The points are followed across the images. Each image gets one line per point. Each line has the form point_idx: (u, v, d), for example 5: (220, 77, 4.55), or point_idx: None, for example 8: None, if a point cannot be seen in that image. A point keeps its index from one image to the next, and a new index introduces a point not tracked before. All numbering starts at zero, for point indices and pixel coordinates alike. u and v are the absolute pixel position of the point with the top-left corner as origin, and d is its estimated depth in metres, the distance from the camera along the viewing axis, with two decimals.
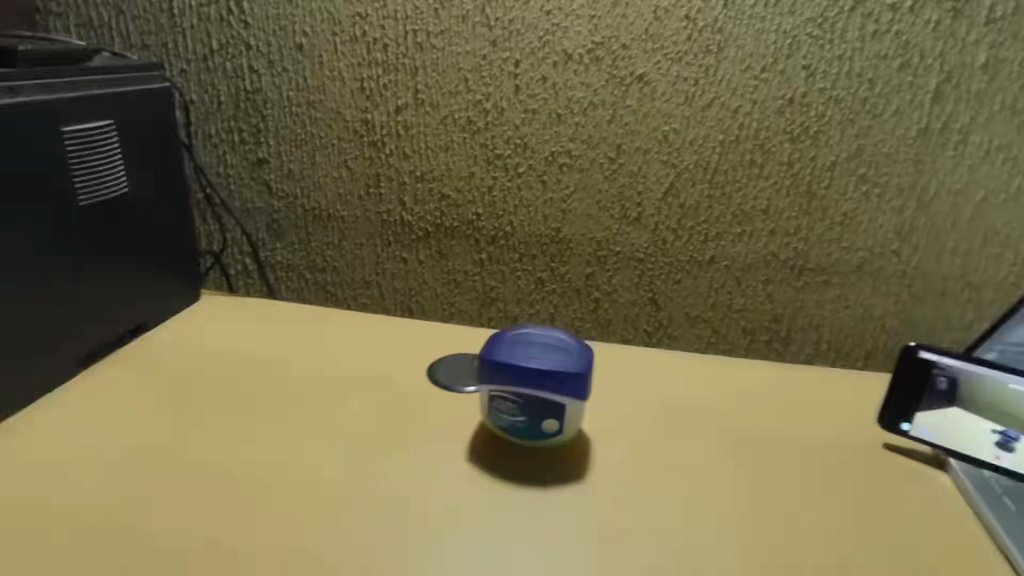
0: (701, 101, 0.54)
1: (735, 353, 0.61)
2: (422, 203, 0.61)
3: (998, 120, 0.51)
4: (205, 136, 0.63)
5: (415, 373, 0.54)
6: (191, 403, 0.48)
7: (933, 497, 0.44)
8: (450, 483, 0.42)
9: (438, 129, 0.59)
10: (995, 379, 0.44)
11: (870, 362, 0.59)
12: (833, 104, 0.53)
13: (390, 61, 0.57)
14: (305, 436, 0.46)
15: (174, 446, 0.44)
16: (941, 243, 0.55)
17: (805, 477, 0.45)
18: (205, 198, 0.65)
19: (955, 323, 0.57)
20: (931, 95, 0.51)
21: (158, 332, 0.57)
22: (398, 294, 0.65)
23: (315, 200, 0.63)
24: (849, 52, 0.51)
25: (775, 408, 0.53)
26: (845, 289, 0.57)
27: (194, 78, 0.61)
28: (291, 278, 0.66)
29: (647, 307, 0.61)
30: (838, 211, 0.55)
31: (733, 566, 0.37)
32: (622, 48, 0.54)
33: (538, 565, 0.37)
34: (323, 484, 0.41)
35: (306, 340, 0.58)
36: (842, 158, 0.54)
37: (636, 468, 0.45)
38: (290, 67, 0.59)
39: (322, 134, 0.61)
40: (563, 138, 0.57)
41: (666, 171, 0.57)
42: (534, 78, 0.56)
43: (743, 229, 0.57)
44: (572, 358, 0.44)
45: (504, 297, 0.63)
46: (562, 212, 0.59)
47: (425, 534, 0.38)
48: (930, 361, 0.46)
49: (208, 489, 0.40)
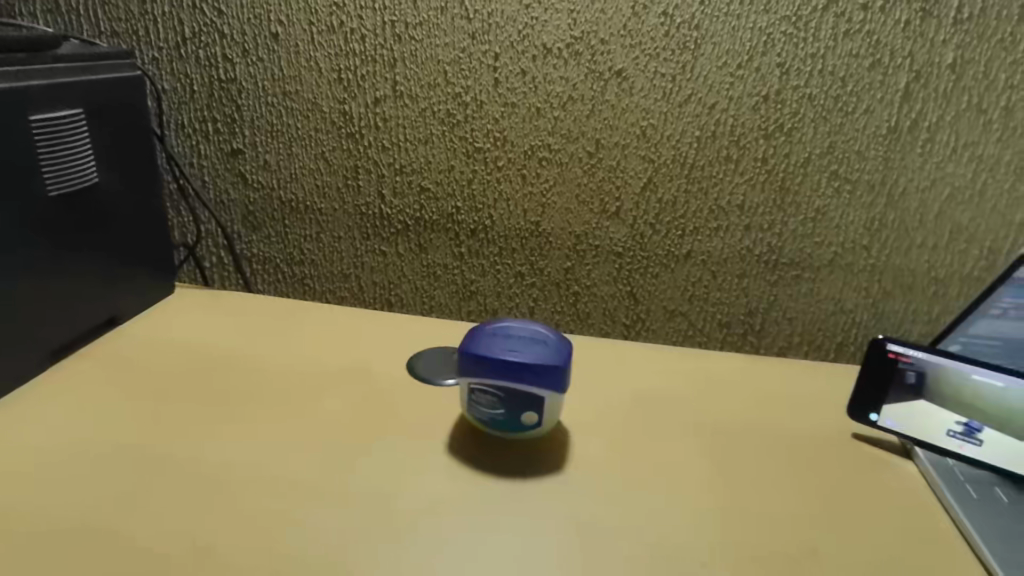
0: (679, 97, 0.55)
1: (710, 345, 0.63)
2: (402, 196, 0.62)
3: (964, 119, 0.52)
4: (177, 126, 0.63)
5: (396, 367, 0.55)
6: (172, 398, 0.50)
7: (898, 483, 0.46)
8: (429, 475, 0.44)
9: (417, 121, 0.59)
10: (959, 372, 0.45)
11: (841, 355, 0.61)
12: (806, 102, 0.54)
13: (368, 52, 0.58)
14: (286, 430, 0.47)
15: (159, 444, 0.45)
16: (909, 238, 0.56)
17: (772, 465, 0.47)
18: (178, 189, 0.65)
19: (923, 316, 0.58)
20: (901, 94, 0.52)
21: (130, 325, 0.58)
22: (377, 287, 0.66)
23: (292, 190, 0.64)
24: (822, 50, 0.52)
25: (746, 399, 0.54)
26: (817, 284, 0.58)
27: (166, 66, 0.61)
28: (266, 270, 0.67)
29: (625, 301, 0.62)
30: (810, 207, 0.56)
31: (697, 551, 0.39)
32: (600, 43, 0.55)
33: (511, 554, 0.38)
34: (306, 478, 0.43)
35: (288, 335, 0.59)
36: (815, 155, 0.55)
37: (611, 458, 0.46)
38: (265, 56, 0.60)
39: (299, 125, 0.61)
40: (542, 132, 0.58)
41: (644, 166, 0.57)
42: (512, 71, 0.57)
43: (718, 224, 0.58)
44: (550, 351, 0.45)
45: (484, 290, 0.64)
46: (541, 206, 0.60)
47: (406, 524, 0.39)
48: (896, 353, 0.47)
49: (192, 487, 0.42)
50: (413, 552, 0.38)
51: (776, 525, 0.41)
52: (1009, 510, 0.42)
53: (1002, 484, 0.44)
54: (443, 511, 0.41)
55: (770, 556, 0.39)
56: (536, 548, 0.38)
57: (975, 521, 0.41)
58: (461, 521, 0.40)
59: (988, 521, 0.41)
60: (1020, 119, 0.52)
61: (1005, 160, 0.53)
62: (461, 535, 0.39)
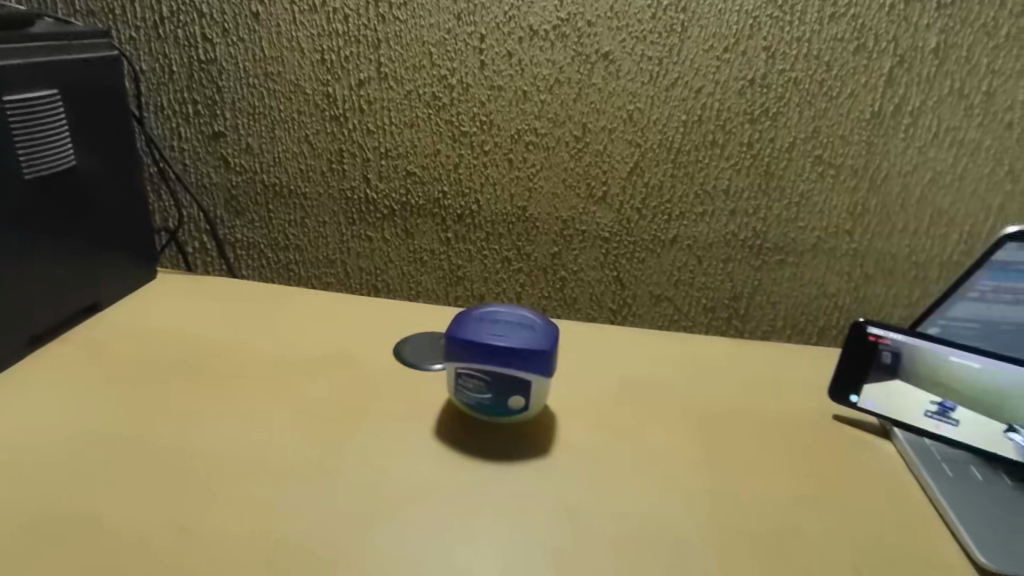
0: (665, 80, 0.55)
1: (695, 330, 0.63)
2: (387, 180, 0.61)
3: (946, 103, 0.53)
4: (156, 108, 0.62)
5: (382, 352, 0.55)
6: (156, 384, 0.49)
7: (877, 463, 0.46)
8: (416, 459, 0.44)
9: (402, 104, 0.59)
10: (937, 354, 0.46)
11: (823, 338, 0.62)
12: (792, 86, 0.54)
13: (351, 32, 0.57)
14: (271, 415, 0.47)
15: (143, 430, 0.45)
16: (891, 222, 0.57)
17: (753, 446, 0.48)
18: (157, 172, 0.64)
19: (903, 299, 0.59)
20: (885, 78, 0.53)
21: (112, 310, 0.57)
22: (363, 273, 0.65)
23: (275, 174, 0.63)
24: (808, 34, 0.52)
25: (729, 381, 0.55)
26: (800, 268, 0.59)
27: (144, 46, 0.60)
28: (250, 255, 0.66)
29: (612, 286, 0.62)
30: (795, 191, 0.57)
31: (681, 530, 0.40)
32: (587, 25, 0.54)
33: (497, 535, 0.38)
34: (291, 463, 0.43)
35: (273, 320, 0.58)
36: (800, 139, 0.55)
37: (598, 442, 0.47)
38: (246, 36, 0.58)
39: (281, 107, 0.60)
40: (529, 116, 0.57)
41: (631, 150, 0.57)
42: (499, 53, 0.56)
43: (704, 209, 0.58)
44: (537, 335, 0.45)
45: (471, 276, 0.64)
46: (528, 191, 0.60)
47: (394, 507, 0.40)
48: (876, 336, 0.48)
49: (177, 473, 0.41)
50: (400, 534, 0.38)
51: (757, 504, 0.42)
52: (983, 488, 0.43)
53: (976, 463, 0.45)
54: (430, 494, 0.41)
55: (751, 534, 0.40)
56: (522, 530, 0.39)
57: (950, 499, 0.42)
58: (447, 503, 0.40)
59: (963, 499, 0.42)
60: (1000, 104, 0.52)
61: (985, 145, 0.53)
62: (448, 517, 0.39)
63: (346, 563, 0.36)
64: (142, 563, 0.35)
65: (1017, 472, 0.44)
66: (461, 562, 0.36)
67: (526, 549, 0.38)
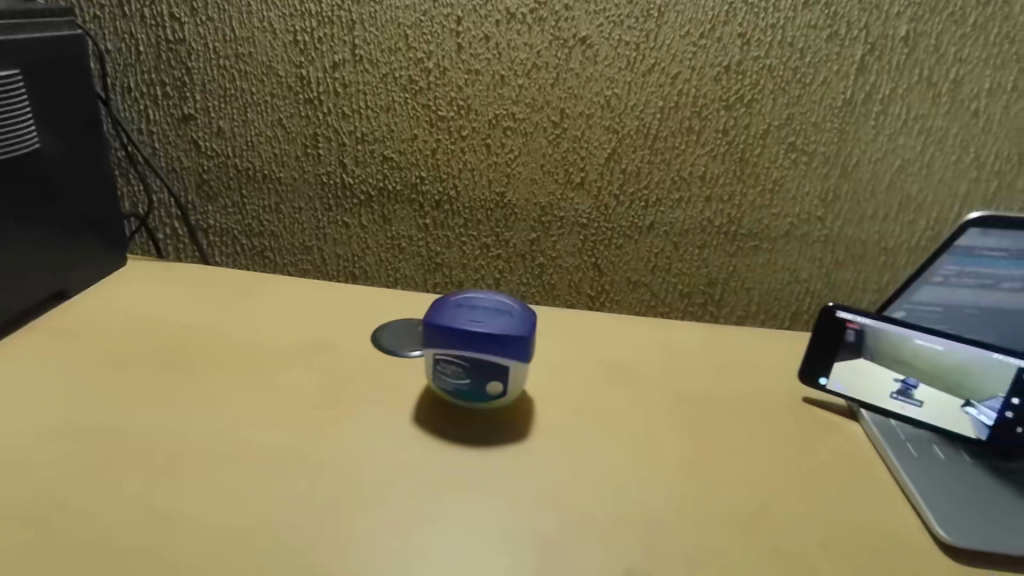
0: (642, 66, 0.55)
1: (672, 315, 0.64)
2: (363, 166, 0.61)
3: (915, 91, 0.54)
4: (123, 90, 0.60)
5: (359, 338, 0.55)
6: (127, 371, 0.48)
7: (845, 444, 0.48)
8: (393, 445, 0.44)
9: (378, 88, 0.58)
10: (903, 337, 0.47)
11: (796, 323, 0.63)
12: (766, 73, 0.54)
13: (325, 13, 0.56)
14: (246, 402, 0.46)
15: (113, 417, 0.44)
16: (862, 209, 0.58)
17: (725, 428, 0.49)
18: (126, 156, 0.63)
19: (872, 285, 0.60)
20: (856, 66, 0.53)
21: (81, 297, 0.56)
22: (340, 260, 0.65)
23: (248, 158, 0.62)
24: (782, 21, 0.53)
25: (704, 365, 0.56)
26: (773, 254, 0.60)
27: (109, 25, 0.58)
28: (223, 242, 0.65)
29: (590, 272, 0.63)
30: (769, 177, 0.57)
31: (655, 511, 0.40)
32: (564, 9, 0.54)
33: (474, 517, 0.39)
34: (266, 449, 0.42)
35: (248, 308, 0.57)
36: (773, 126, 0.56)
37: (575, 426, 0.47)
38: (215, 15, 0.57)
39: (254, 90, 0.59)
40: (507, 101, 0.57)
41: (608, 136, 0.57)
42: (475, 37, 0.55)
43: (680, 195, 0.59)
44: (514, 321, 0.45)
45: (449, 262, 0.64)
46: (506, 177, 0.60)
47: (370, 494, 0.40)
48: (845, 321, 0.49)
49: (148, 460, 0.41)
50: (377, 519, 0.38)
51: (728, 484, 0.43)
52: (944, 467, 0.44)
53: (939, 443, 0.46)
54: (407, 480, 0.41)
55: (721, 512, 0.41)
56: (499, 512, 0.39)
57: (913, 477, 0.43)
58: (424, 487, 0.41)
59: (925, 477, 0.43)
60: (967, 93, 0.53)
61: (952, 133, 0.55)
62: (425, 502, 0.40)
63: (323, 547, 0.36)
64: (114, 550, 0.35)
65: (976, 450, 0.46)
66: (439, 544, 0.37)
67: (503, 531, 0.38)
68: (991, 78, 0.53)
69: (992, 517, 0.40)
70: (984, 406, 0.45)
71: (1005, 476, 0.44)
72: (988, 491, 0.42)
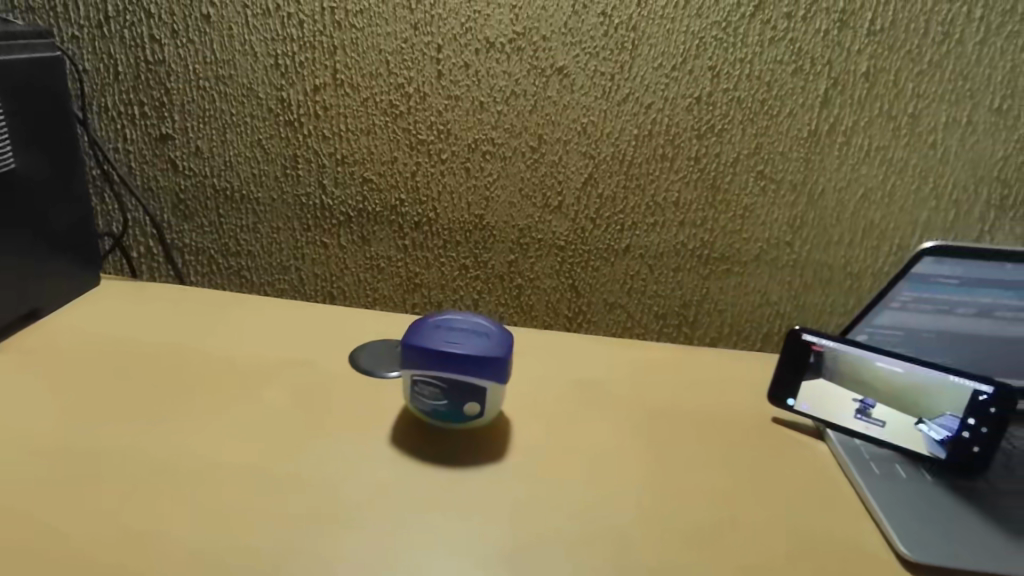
0: (618, 96, 0.57)
1: (648, 336, 0.65)
2: (343, 187, 0.61)
3: (877, 124, 0.56)
4: (100, 109, 0.60)
5: (337, 358, 0.55)
6: (100, 389, 0.48)
7: (813, 463, 0.49)
8: (371, 463, 0.44)
9: (359, 112, 0.59)
10: (865, 359, 0.49)
11: (767, 344, 0.64)
12: (735, 105, 0.56)
13: (306, 38, 0.57)
14: (220, 421, 0.46)
15: (86, 434, 0.43)
16: (828, 235, 0.60)
17: (698, 446, 0.50)
18: (101, 175, 0.62)
19: (839, 308, 0.62)
20: (821, 99, 0.56)
21: (53, 315, 0.55)
22: (318, 280, 0.65)
23: (226, 178, 0.62)
24: (750, 56, 0.55)
25: (677, 385, 0.57)
26: (744, 277, 0.62)
27: (88, 45, 0.59)
28: (199, 261, 0.65)
29: (568, 293, 0.64)
30: (739, 204, 0.59)
31: (629, 529, 0.41)
32: (542, 40, 0.55)
33: (456, 538, 0.39)
34: (240, 470, 0.42)
35: (226, 325, 0.57)
36: (743, 154, 0.58)
37: (552, 448, 0.48)
38: (196, 38, 0.57)
39: (233, 111, 0.59)
40: (486, 126, 0.58)
41: (585, 162, 0.59)
42: (456, 64, 0.57)
43: (655, 220, 0.60)
44: (492, 343, 0.46)
45: (428, 283, 0.64)
46: (485, 200, 0.61)
47: (343, 515, 0.39)
48: (811, 343, 0.50)
49: (119, 480, 0.40)
50: (356, 535, 0.38)
51: (698, 500, 0.44)
52: (907, 485, 0.46)
53: (901, 462, 0.48)
54: (382, 500, 0.41)
55: (690, 526, 0.42)
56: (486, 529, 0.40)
57: (878, 493, 0.45)
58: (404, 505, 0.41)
59: (889, 494, 0.45)
60: (925, 126, 0.56)
61: (911, 164, 0.57)
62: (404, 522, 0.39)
63: (300, 565, 0.36)
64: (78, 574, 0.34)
65: (937, 469, 0.47)
66: (420, 561, 0.37)
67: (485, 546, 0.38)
68: (947, 112, 0.56)
69: (952, 531, 0.42)
70: (935, 424, 0.47)
71: (964, 492, 0.45)
72: (948, 509, 0.44)
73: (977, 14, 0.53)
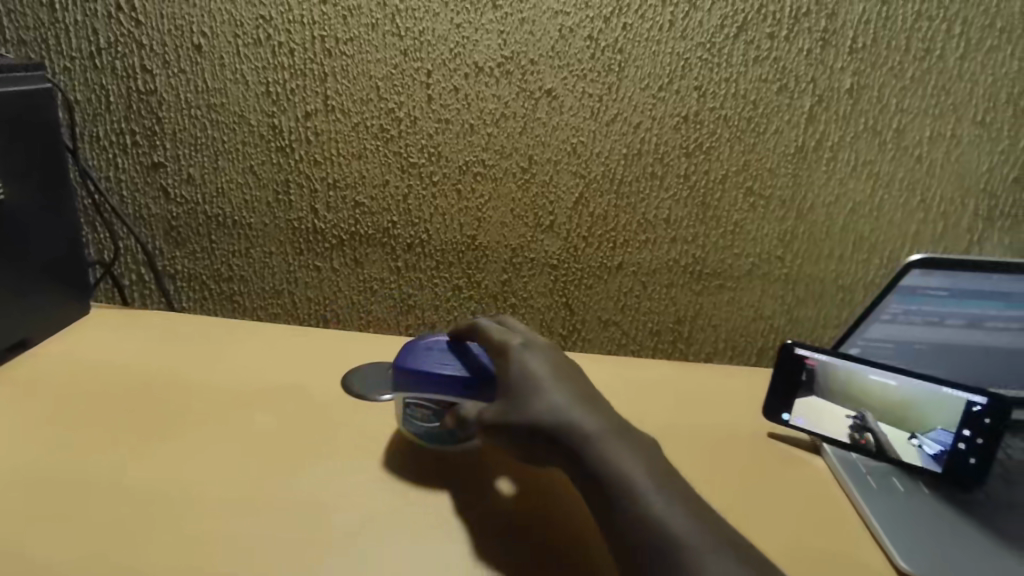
0: (606, 116, 0.57)
1: (643, 353, 0.65)
2: (335, 211, 0.61)
3: (862, 139, 0.57)
4: (91, 138, 0.61)
5: (329, 383, 0.55)
6: (87, 418, 0.47)
7: (809, 476, 0.49)
8: (425, 497, 0.43)
9: (350, 136, 0.59)
10: (859, 372, 0.49)
11: (761, 359, 0.64)
12: (722, 123, 0.57)
13: (298, 66, 0.57)
14: (210, 448, 0.46)
15: (72, 466, 0.43)
16: (819, 248, 0.60)
17: (694, 461, 0.49)
18: (93, 205, 0.62)
19: (832, 321, 0.62)
20: (806, 116, 0.57)
21: (40, 344, 0.55)
22: (312, 303, 0.65)
23: (218, 205, 0.62)
24: (735, 75, 0.56)
25: (673, 402, 0.57)
26: (737, 292, 0.62)
27: (80, 76, 0.59)
28: (191, 287, 0.65)
29: (562, 312, 0.64)
30: (730, 220, 0.60)
31: None
32: (530, 64, 0.56)
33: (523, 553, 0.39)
34: (229, 497, 0.41)
35: (219, 352, 0.57)
36: (731, 171, 0.58)
37: None
38: (187, 68, 0.58)
39: (225, 138, 0.60)
40: (476, 148, 0.59)
41: (576, 181, 0.59)
42: (446, 88, 0.57)
43: (646, 237, 0.61)
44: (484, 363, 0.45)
45: (421, 304, 0.64)
46: (477, 221, 0.61)
47: (331, 542, 0.39)
48: (804, 357, 0.51)
49: (105, 510, 0.40)
50: (351, 559, 0.38)
51: None
52: (904, 500, 0.45)
53: (898, 474, 0.48)
54: (372, 525, 0.40)
55: None
56: (578, 501, 0.44)
57: (873, 506, 0.45)
58: (480, 521, 0.41)
59: (884, 506, 0.45)
60: (910, 140, 0.57)
61: (898, 177, 0.58)
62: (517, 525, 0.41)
63: None
64: None
65: (934, 482, 0.47)
66: None
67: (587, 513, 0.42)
68: (931, 126, 0.56)
69: (949, 546, 0.41)
70: (928, 438, 0.47)
71: (961, 506, 0.45)
72: (946, 524, 0.43)
73: (956, 31, 0.54)
